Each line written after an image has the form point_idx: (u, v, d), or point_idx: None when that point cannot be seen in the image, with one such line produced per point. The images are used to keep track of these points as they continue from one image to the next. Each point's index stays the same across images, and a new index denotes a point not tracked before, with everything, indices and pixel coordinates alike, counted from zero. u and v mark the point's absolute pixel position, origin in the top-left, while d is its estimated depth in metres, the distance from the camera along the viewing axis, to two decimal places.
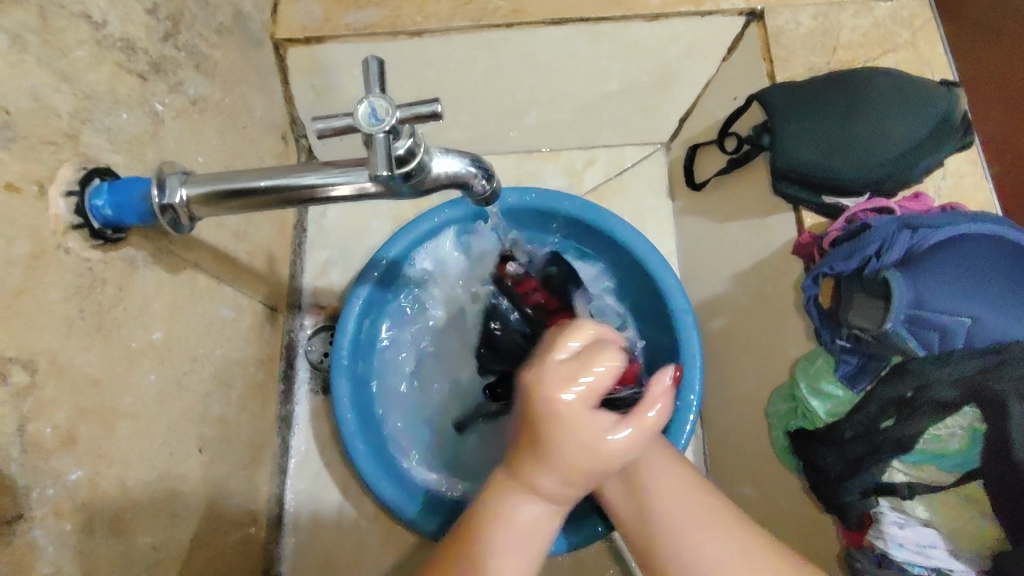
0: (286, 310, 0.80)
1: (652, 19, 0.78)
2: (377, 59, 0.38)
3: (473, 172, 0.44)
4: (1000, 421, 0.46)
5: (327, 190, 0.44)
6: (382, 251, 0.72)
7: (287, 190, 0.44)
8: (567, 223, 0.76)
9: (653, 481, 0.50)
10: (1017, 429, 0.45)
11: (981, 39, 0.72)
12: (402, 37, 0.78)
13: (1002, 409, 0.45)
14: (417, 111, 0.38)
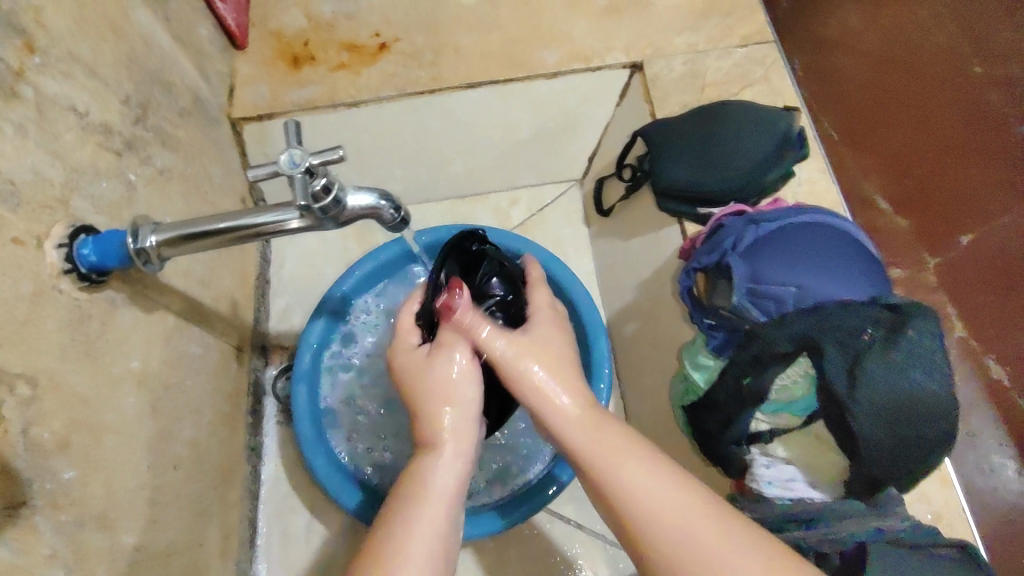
0: (252, 351, 0.90)
1: (551, 75, 0.93)
2: (294, 121, 0.51)
3: (383, 204, 0.56)
4: (819, 364, 0.57)
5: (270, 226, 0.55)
6: (333, 288, 0.83)
7: (239, 228, 0.56)
8: None
9: (647, 523, 0.46)
10: (831, 370, 0.56)
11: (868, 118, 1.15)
12: (340, 107, 0.93)
13: (823, 357, 0.56)
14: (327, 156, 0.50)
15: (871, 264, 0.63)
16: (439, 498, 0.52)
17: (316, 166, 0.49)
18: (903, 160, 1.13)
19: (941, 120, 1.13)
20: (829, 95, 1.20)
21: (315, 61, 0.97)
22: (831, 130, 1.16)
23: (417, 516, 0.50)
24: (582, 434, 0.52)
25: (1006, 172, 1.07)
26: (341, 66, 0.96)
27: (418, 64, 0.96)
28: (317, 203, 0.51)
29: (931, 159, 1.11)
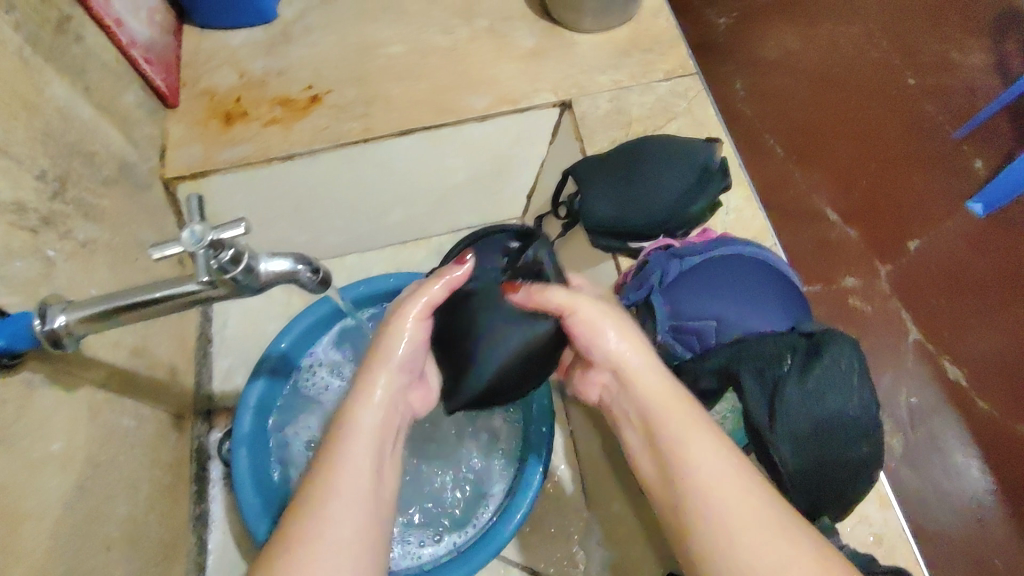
0: (194, 417, 0.88)
1: (482, 119, 0.95)
2: (198, 195, 0.51)
3: (300, 268, 0.55)
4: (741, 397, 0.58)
5: (178, 297, 0.54)
6: (272, 346, 0.82)
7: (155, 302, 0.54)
8: None
9: (725, 527, 0.47)
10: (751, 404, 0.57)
11: (813, 133, 1.27)
12: (274, 162, 0.93)
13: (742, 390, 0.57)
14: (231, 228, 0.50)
15: (789, 290, 0.64)
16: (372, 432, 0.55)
17: (220, 240, 0.49)
18: (846, 173, 1.24)
19: (880, 133, 1.26)
20: (775, 114, 1.29)
21: (246, 117, 0.97)
22: (776, 147, 1.26)
23: (351, 446, 0.54)
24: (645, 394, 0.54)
25: (942, 183, 1.22)
26: (274, 121, 0.97)
27: (350, 116, 0.96)
28: (229, 273, 0.50)
29: (873, 167, 1.24)
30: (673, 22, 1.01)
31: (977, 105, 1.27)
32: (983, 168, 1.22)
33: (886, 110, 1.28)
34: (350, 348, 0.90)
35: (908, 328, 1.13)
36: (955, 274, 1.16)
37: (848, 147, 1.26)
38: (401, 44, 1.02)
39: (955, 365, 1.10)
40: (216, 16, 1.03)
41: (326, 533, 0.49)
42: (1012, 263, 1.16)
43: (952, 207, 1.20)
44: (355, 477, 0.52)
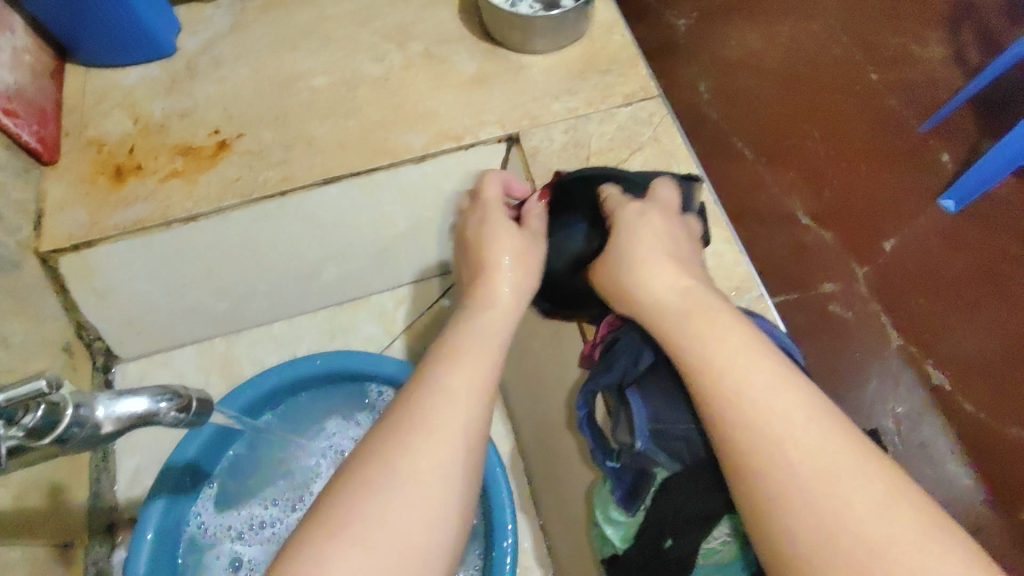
0: (88, 541, 0.73)
1: (419, 159, 0.82)
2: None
3: (158, 405, 0.42)
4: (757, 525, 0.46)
5: None
6: (177, 454, 0.69)
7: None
8: (358, 380, 0.75)
9: (806, 500, 0.38)
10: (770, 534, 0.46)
11: (783, 135, 1.17)
12: (175, 225, 0.79)
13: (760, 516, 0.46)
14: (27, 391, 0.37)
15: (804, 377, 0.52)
16: (480, 343, 0.49)
17: (15, 403, 0.36)
18: (817, 176, 1.14)
19: (847, 130, 1.16)
20: (743, 116, 1.20)
21: (142, 171, 0.82)
22: (745, 151, 1.17)
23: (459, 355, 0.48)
24: (684, 331, 0.47)
25: (912, 179, 1.12)
26: (174, 174, 0.82)
27: (265, 164, 0.82)
28: (44, 440, 0.37)
29: (842, 166, 1.14)
30: (630, 37, 0.90)
31: (941, 99, 1.17)
32: (950, 162, 1.13)
33: (851, 104, 1.18)
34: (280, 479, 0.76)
35: (889, 334, 1.02)
36: (932, 275, 1.06)
37: (821, 148, 1.16)
38: (323, 74, 0.88)
39: (938, 369, 1.00)
40: (102, 53, 0.87)
41: (427, 440, 0.42)
42: (990, 259, 1.06)
43: (922, 203, 1.10)
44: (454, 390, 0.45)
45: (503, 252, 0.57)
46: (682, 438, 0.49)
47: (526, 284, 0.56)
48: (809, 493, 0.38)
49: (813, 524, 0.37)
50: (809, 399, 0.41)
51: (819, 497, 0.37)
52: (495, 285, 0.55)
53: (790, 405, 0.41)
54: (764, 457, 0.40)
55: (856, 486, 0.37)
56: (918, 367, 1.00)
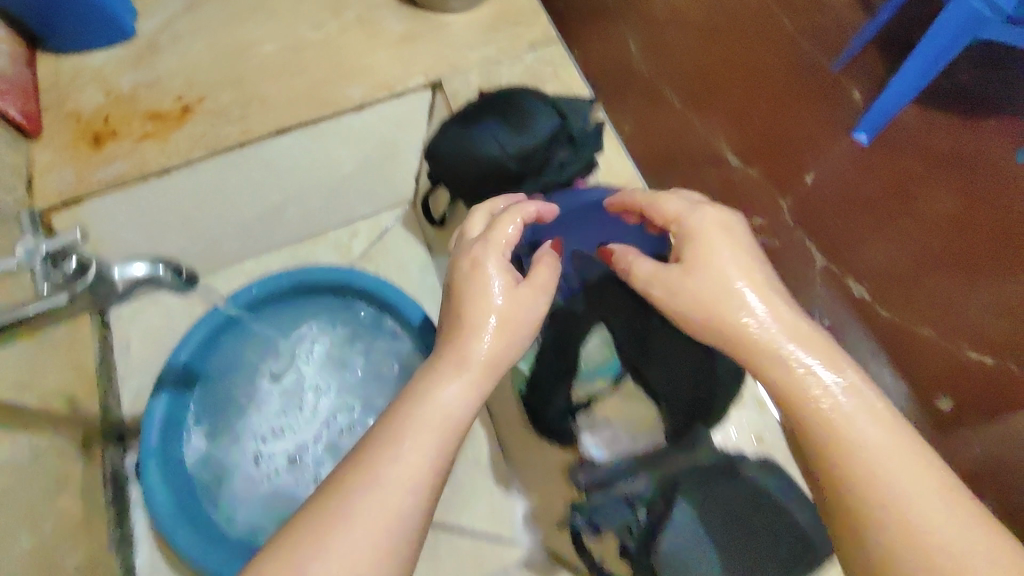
0: (104, 443, 0.86)
1: (358, 107, 0.95)
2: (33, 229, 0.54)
3: (159, 270, 0.56)
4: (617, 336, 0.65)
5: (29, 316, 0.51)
6: (173, 358, 0.81)
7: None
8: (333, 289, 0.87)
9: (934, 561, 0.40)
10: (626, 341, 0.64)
11: (704, 80, 1.21)
12: (152, 178, 0.92)
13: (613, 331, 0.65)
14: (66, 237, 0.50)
15: (635, 229, 0.69)
16: (436, 424, 0.49)
17: None
18: (743, 123, 1.17)
19: (763, 67, 1.18)
20: (665, 69, 1.23)
21: (117, 136, 0.95)
22: (676, 101, 1.21)
23: (406, 437, 0.47)
24: (791, 376, 0.49)
25: (827, 114, 1.15)
26: (147, 136, 0.95)
27: (226, 120, 0.95)
28: (80, 283, 0.51)
29: (761, 103, 1.17)
30: None
31: None
32: (861, 96, 1.14)
33: (767, 48, 1.19)
34: (279, 387, 0.90)
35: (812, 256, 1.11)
36: (851, 198, 1.11)
37: (743, 89, 1.18)
38: (272, 42, 1.01)
39: (859, 282, 1.07)
40: (73, 37, 0.99)
41: (362, 519, 0.43)
42: (902, 175, 1.09)
43: (834, 134, 1.14)
44: (389, 481, 0.45)
45: (493, 297, 0.55)
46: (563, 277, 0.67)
47: (509, 349, 0.54)
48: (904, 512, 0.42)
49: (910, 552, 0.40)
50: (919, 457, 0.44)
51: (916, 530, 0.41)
52: (477, 343, 0.54)
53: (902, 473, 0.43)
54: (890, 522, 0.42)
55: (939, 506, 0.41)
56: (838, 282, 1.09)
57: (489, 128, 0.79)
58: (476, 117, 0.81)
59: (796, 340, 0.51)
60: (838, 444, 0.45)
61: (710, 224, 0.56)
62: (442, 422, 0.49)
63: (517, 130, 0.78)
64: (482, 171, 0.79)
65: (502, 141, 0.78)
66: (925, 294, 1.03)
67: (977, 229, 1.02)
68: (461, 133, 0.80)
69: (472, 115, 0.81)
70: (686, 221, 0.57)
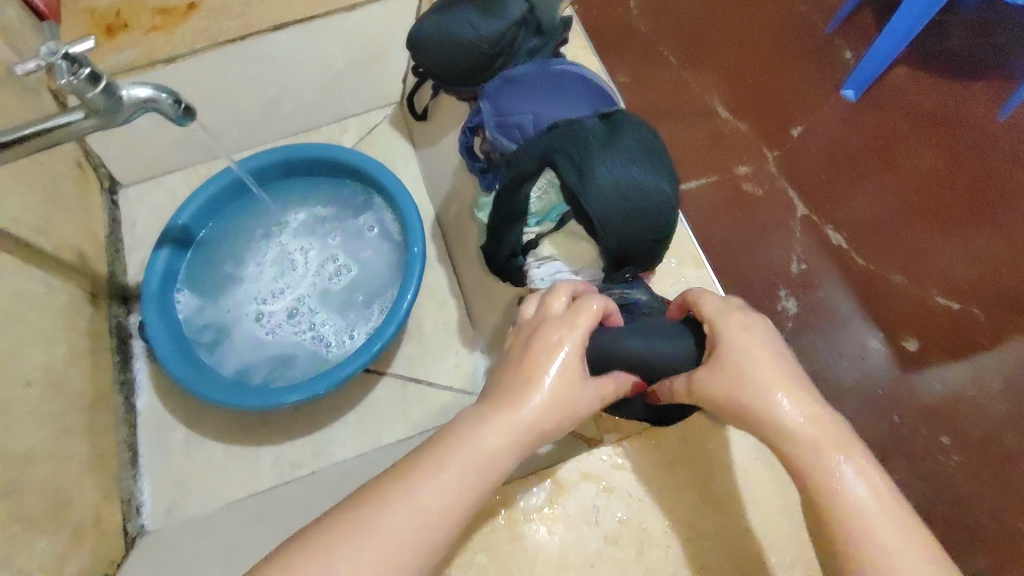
0: (110, 299, 0.95)
1: (350, 8, 1.03)
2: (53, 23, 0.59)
3: (159, 95, 0.64)
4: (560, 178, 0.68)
5: (59, 128, 0.63)
6: (173, 220, 0.90)
7: (9, 141, 0.61)
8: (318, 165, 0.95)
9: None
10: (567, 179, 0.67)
11: (700, 36, 1.28)
12: (160, 66, 1.01)
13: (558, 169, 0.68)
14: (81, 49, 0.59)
15: (586, 89, 0.74)
16: (467, 471, 0.46)
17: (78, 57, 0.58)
18: (735, 71, 1.24)
19: (759, 26, 1.28)
20: (670, 22, 1.29)
21: (128, 28, 1.03)
22: (671, 57, 1.26)
23: (443, 474, 0.46)
24: (801, 439, 0.46)
25: (818, 73, 1.23)
26: (156, 28, 1.03)
27: (227, 16, 1.03)
28: (94, 91, 0.59)
29: (774, 66, 1.24)
30: None
31: None
32: (854, 57, 1.24)
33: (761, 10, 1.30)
34: (267, 253, 0.97)
35: (794, 202, 1.14)
36: (837, 152, 1.18)
37: (741, 49, 1.26)
38: None
39: (836, 231, 1.12)
40: None
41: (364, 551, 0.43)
42: (884, 135, 1.18)
43: (827, 93, 1.22)
44: (427, 512, 0.45)
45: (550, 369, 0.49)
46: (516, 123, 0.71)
47: (567, 417, 0.49)
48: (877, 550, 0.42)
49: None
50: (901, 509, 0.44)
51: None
52: (531, 399, 0.48)
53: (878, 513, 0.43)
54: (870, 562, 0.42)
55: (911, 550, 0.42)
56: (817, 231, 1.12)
57: (465, 12, 0.86)
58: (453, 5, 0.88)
59: (777, 371, 0.48)
60: (836, 500, 0.44)
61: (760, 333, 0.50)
62: (475, 468, 0.46)
63: (489, 14, 0.85)
64: (458, 54, 0.87)
65: (476, 24, 0.85)
66: (911, 237, 1.11)
67: (959, 181, 1.13)
68: (439, 19, 0.87)
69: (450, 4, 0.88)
70: (720, 322, 0.51)
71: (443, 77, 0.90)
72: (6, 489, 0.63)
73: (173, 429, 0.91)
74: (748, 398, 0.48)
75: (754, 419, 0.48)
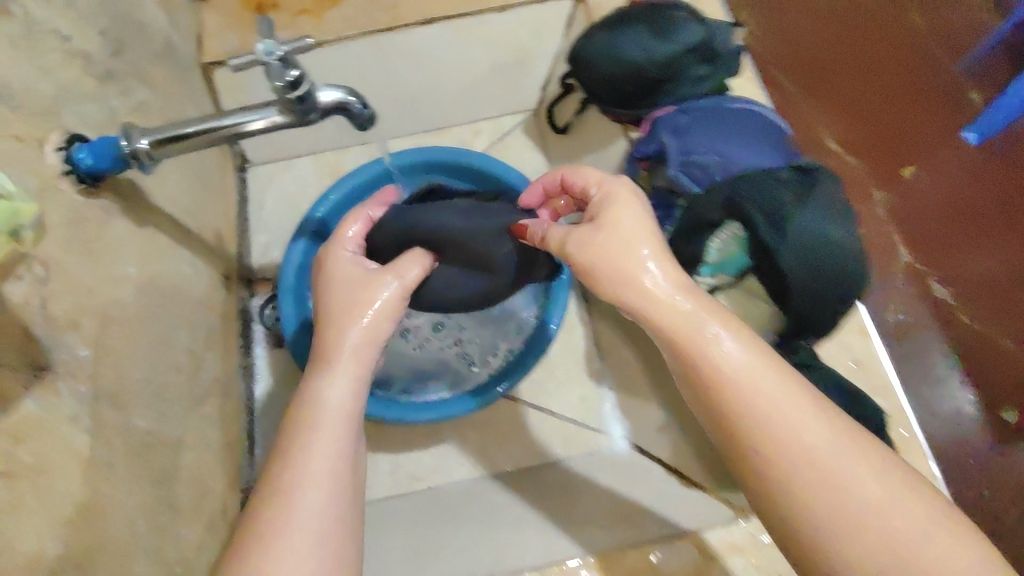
0: (237, 281, 0.95)
1: (503, 9, 0.98)
2: (268, 20, 0.57)
3: (351, 100, 0.62)
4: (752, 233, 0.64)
5: (246, 125, 0.62)
6: (312, 212, 0.89)
7: (202, 132, 0.62)
8: (459, 172, 0.94)
9: (901, 552, 0.47)
10: (762, 235, 0.63)
11: (820, 64, 1.19)
12: (305, 49, 0.96)
13: (751, 223, 0.63)
14: (295, 49, 0.57)
15: (774, 129, 0.70)
16: (337, 422, 0.55)
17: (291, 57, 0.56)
18: (851, 107, 1.17)
19: (879, 65, 1.20)
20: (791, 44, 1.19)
21: (277, 8, 1.01)
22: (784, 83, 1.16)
23: (319, 435, 0.54)
24: (778, 434, 0.50)
25: (941, 117, 1.18)
26: (304, 11, 1.00)
27: (377, 7, 0.99)
28: (291, 95, 0.57)
29: (890, 103, 1.19)
30: None
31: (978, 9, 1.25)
32: (980, 100, 1.18)
33: (886, 45, 1.22)
34: None
35: (898, 247, 1.10)
36: (951, 203, 1.13)
37: (862, 83, 1.19)
38: None
39: (942, 285, 1.07)
40: None
41: (300, 519, 0.50)
42: (1002, 192, 1.14)
43: (947, 135, 1.17)
44: (321, 462, 0.52)
45: (351, 323, 0.59)
46: (697, 166, 0.67)
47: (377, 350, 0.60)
48: (860, 518, 0.48)
49: (884, 555, 0.47)
50: (896, 472, 0.50)
51: (899, 543, 0.47)
52: (343, 336, 0.59)
53: (859, 477, 0.49)
54: (845, 532, 0.48)
55: (900, 509, 0.48)
56: (920, 279, 1.07)
57: (638, 33, 0.80)
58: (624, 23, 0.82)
59: (744, 351, 0.52)
60: (815, 498, 0.49)
61: (618, 187, 0.59)
62: (345, 412, 0.56)
63: (665, 40, 0.79)
64: (624, 76, 0.81)
65: (651, 48, 0.79)
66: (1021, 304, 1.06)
67: None
68: (608, 36, 0.82)
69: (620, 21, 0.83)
70: (607, 186, 0.59)
71: (601, 95, 0.85)
72: (160, 476, 0.64)
73: None
74: (715, 382, 0.52)
75: (718, 399, 0.52)
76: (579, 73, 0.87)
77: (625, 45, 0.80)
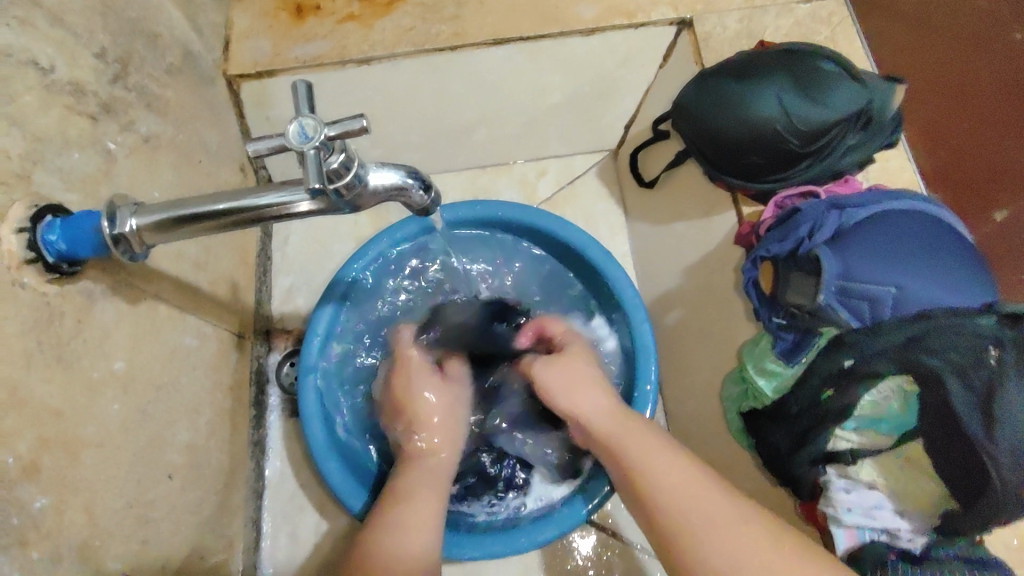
0: (254, 337, 0.81)
1: (589, 33, 0.80)
2: (304, 84, 0.43)
3: (411, 183, 0.46)
4: (938, 394, 0.49)
5: (282, 209, 0.45)
6: (344, 270, 0.74)
7: (237, 211, 0.46)
8: (523, 232, 0.79)
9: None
10: (955, 402, 0.47)
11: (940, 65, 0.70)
12: (350, 66, 0.80)
13: (938, 384, 0.48)
14: (346, 127, 0.42)
15: (966, 253, 0.54)
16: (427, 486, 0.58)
17: (334, 139, 0.42)
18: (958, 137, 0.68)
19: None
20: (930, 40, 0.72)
21: (320, 11, 0.82)
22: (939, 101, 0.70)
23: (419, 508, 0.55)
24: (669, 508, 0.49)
25: None
26: (350, 18, 0.81)
27: (438, 17, 0.81)
28: (332, 185, 0.42)
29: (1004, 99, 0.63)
30: None
31: None
32: None
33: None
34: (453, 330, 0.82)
35: None
36: None
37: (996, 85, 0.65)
38: None
39: None
40: None
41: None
42: None
43: None
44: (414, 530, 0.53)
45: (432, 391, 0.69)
46: (862, 296, 0.53)
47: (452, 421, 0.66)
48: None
49: None
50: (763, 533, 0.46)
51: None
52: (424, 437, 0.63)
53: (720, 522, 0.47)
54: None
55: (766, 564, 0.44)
56: None
57: (775, 89, 0.63)
58: (757, 74, 0.65)
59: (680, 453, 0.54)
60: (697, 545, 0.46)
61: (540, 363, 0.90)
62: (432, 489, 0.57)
63: (814, 101, 0.62)
64: (753, 142, 0.64)
65: (792, 112, 0.62)
66: None
67: None
68: (735, 90, 0.65)
69: (751, 71, 0.66)
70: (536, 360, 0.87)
71: (716, 160, 0.68)
72: None
73: (303, 506, 0.80)
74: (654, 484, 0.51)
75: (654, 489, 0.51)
76: (688, 128, 0.70)
77: (757, 104, 0.64)
